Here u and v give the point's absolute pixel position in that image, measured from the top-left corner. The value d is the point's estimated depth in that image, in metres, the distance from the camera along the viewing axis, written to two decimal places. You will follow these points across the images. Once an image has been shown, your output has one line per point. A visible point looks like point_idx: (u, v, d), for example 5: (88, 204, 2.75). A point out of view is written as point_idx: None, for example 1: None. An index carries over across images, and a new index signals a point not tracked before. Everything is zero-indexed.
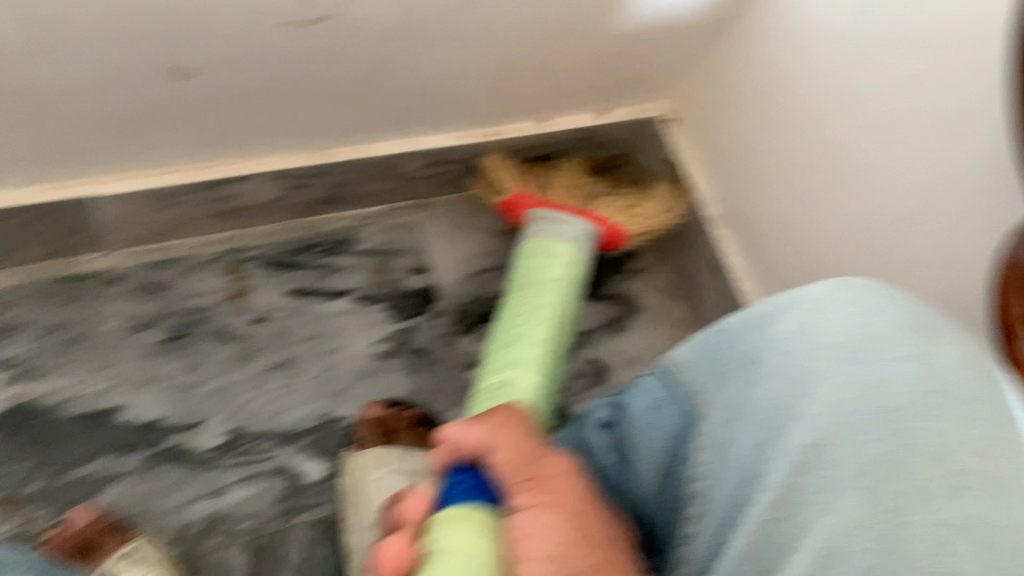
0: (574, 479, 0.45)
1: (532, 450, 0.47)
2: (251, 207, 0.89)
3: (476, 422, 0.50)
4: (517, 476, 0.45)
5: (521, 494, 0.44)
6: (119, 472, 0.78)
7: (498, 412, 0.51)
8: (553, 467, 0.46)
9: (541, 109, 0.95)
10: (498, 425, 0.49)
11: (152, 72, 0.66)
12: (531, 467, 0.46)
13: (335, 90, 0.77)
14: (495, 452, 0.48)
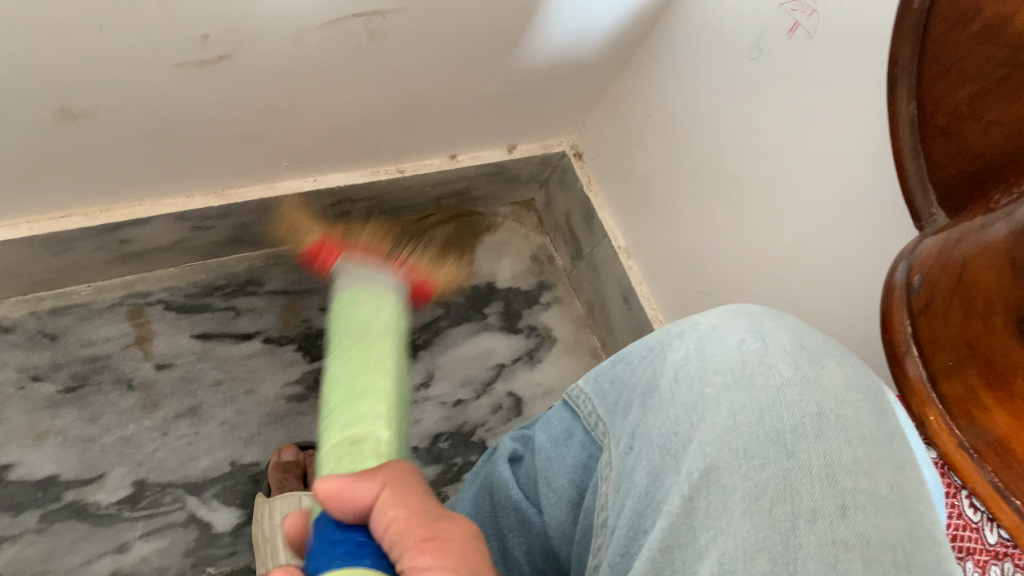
0: (480, 545, 0.35)
1: (432, 513, 0.36)
2: (153, 251, 0.86)
3: (362, 476, 0.36)
4: (417, 536, 0.34)
5: (419, 559, 0.33)
6: (12, 534, 0.74)
7: (387, 466, 0.38)
8: (454, 529, 0.35)
9: (447, 149, 0.96)
10: (391, 482, 0.37)
11: (41, 114, 0.64)
12: (432, 527, 0.35)
13: (241, 134, 0.77)
14: (392, 508, 0.35)
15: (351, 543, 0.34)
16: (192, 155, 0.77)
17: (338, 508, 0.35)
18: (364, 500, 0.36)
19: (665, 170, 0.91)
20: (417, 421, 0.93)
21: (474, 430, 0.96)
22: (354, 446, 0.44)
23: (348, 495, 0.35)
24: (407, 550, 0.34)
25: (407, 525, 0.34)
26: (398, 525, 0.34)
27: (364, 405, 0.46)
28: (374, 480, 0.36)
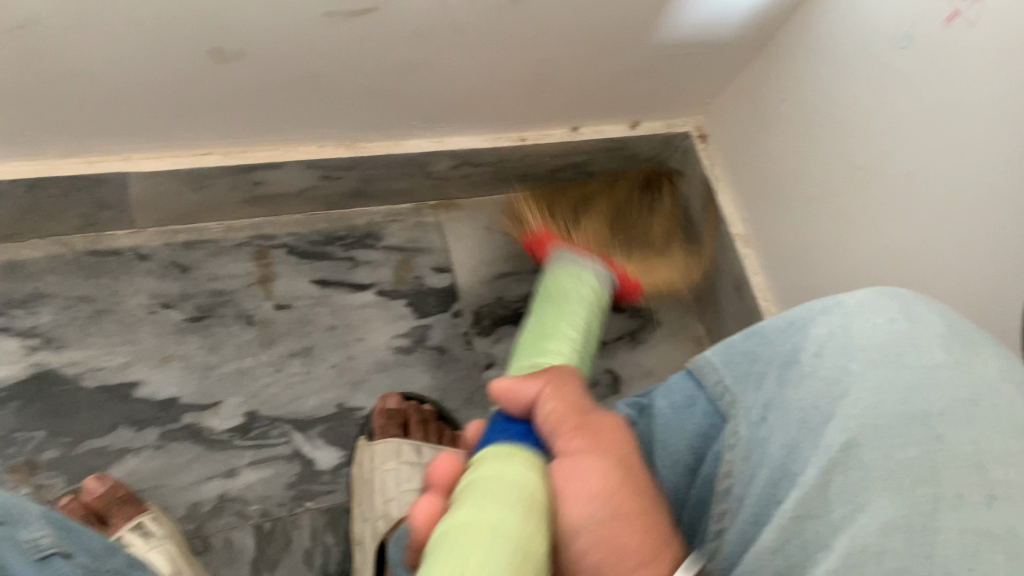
0: (621, 447, 0.43)
1: (583, 408, 0.47)
2: (282, 196, 0.90)
3: (530, 381, 0.51)
4: (570, 423, 0.45)
5: (568, 445, 0.44)
6: (134, 447, 0.79)
7: (554, 374, 0.51)
8: (591, 462, 0.41)
9: (569, 120, 0.96)
10: (554, 385, 0.50)
11: (199, 55, 0.67)
12: (585, 423, 0.45)
13: (375, 90, 0.79)
14: (550, 404, 0.48)
15: (495, 481, 0.39)
16: (327, 105, 0.79)
17: (482, 454, 0.41)
18: (528, 400, 0.50)
19: (792, 158, 0.89)
20: None
21: None
22: None
23: (514, 398, 0.50)
24: (565, 443, 0.44)
25: (555, 421, 0.46)
26: (551, 419, 0.47)
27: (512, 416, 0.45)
28: (537, 383, 0.50)
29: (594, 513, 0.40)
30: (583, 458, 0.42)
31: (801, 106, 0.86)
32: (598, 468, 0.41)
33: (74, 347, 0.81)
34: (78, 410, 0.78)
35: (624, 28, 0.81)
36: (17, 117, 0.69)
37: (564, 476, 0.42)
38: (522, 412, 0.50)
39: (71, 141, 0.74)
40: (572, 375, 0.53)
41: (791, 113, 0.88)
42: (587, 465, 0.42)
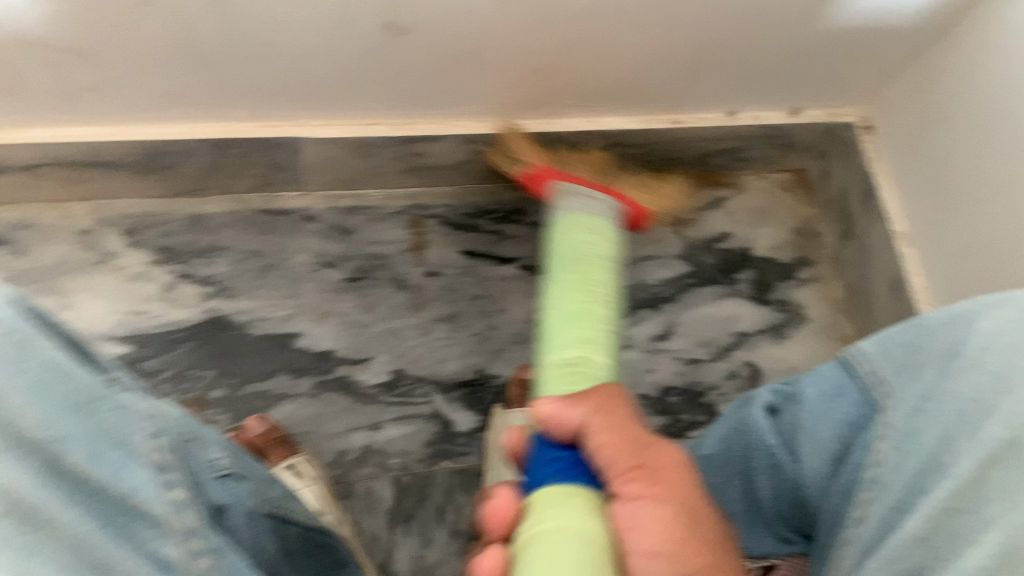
0: (683, 472, 0.45)
1: (639, 441, 0.46)
2: (438, 167, 0.93)
3: (575, 404, 0.48)
4: (627, 462, 0.45)
5: (627, 484, 0.44)
6: (290, 393, 0.85)
7: (601, 395, 0.49)
8: (661, 457, 0.46)
9: (728, 106, 0.93)
10: (601, 410, 0.48)
11: (373, 29, 0.71)
12: (642, 454, 0.46)
13: (533, 68, 0.80)
14: (602, 434, 0.46)
15: (565, 463, 0.47)
16: (485, 80, 0.81)
17: (555, 432, 0.48)
18: (575, 425, 0.48)
19: (969, 154, 0.83)
20: (652, 370, 0.93)
21: (707, 392, 0.93)
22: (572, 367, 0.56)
23: (561, 421, 0.48)
24: (621, 480, 0.45)
25: (611, 453, 0.45)
26: (606, 452, 0.46)
27: (588, 332, 0.58)
28: (583, 409, 0.48)
29: (658, 567, 0.41)
30: (643, 504, 0.43)
31: (985, 100, 0.80)
32: (658, 511, 0.43)
33: (245, 297, 0.87)
34: (245, 354, 0.85)
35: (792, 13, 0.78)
36: (208, 81, 0.75)
37: (628, 522, 0.42)
38: (570, 438, 0.48)
39: (251, 105, 0.80)
40: (617, 398, 0.50)
41: (974, 106, 0.81)
42: (651, 505, 0.43)
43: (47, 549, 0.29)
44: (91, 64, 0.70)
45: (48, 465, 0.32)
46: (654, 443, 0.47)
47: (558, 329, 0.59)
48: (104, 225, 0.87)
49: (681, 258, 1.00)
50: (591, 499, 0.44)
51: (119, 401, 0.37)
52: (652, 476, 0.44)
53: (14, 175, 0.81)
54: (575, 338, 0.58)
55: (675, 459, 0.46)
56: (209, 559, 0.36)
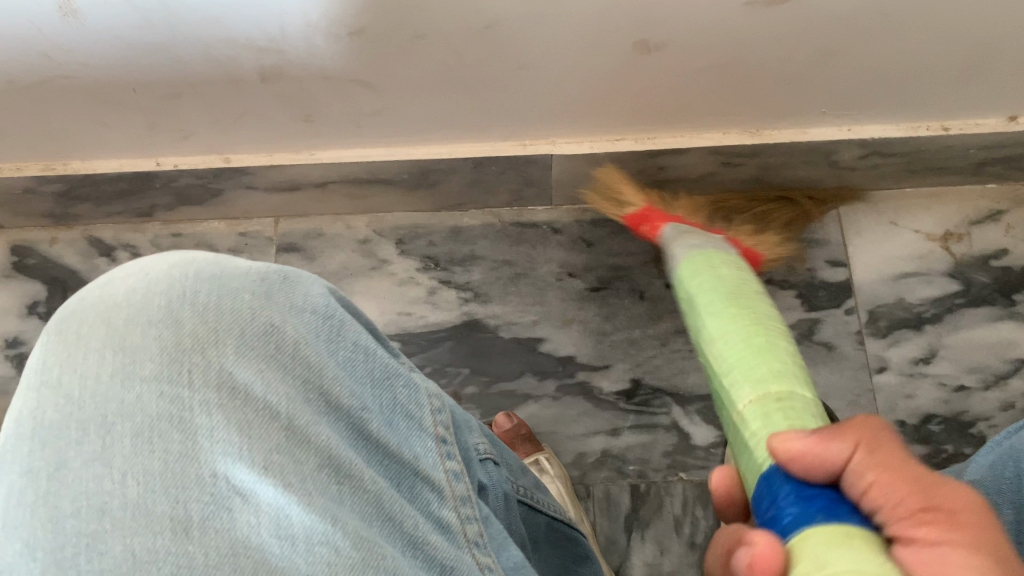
0: (981, 519, 0.34)
1: (912, 477, 0.36)
2: (683, 180, 0.94)
3: (828, 440, 0.38)
4: (912, 503, 0.35)
5: (915, 531, 0.34)
6: (536, 395, 0.90)
7: (860, 428, 0.39)
8: (954, 497, 0.35)
9: (1008, 109, 0.84)
10: (865, 445, 0.38)
11: (625, 46, 0.73)
12: (926, 492, 0.35)
13: (785, 77, 0.78)
14: (871, 471, 0.37)
15: (827, 501, 0.37)
16: (734, 91, 0.80)
17: (806, 467, 0.39)
18: (835, 462, 0.38)
19: None
20: (909, 395, 0.87)
21: (975, 422, 0.86)
22: (779, 401, 0.47)
23: (813, 458, 0.38)
24: (906, 522, 0.35)
25: (888, 492, 0.36)
26: (882, 492, 0.36)
27: (776, 365, 0.51)
28: (845, 443, 0.38)
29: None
30: (948, 553, 0.33)
31: None
32: (975, 567, 0.32)
33: (496, 303, 0.94)
34: (496, 356, 0.92)
35: None
36: (469, 103, 0.81)
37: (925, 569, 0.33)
38: (820, 478, 0.39)
39: (506, 125, 0.85)
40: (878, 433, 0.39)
41: None
42: (948, 552, 0.33)
43: (344, 501, 0.34)
44: (372, 91, 0.79)
45: (353, 432, 0.37)
46: (929, 480, 0.36)
47: (744, 365, 0.52)
48: (379, 235, 0.98)
49: (948, 275, 0.92)
50: (873, 543, 0.34)
51: (414, 380, 0.42)
52: (952, 531, 0.34)
53: (308, 191, 0.94)
54: (764, 372, 0.50)
55: (971, 505, 0.34)
56: (477, 526, 0.39)
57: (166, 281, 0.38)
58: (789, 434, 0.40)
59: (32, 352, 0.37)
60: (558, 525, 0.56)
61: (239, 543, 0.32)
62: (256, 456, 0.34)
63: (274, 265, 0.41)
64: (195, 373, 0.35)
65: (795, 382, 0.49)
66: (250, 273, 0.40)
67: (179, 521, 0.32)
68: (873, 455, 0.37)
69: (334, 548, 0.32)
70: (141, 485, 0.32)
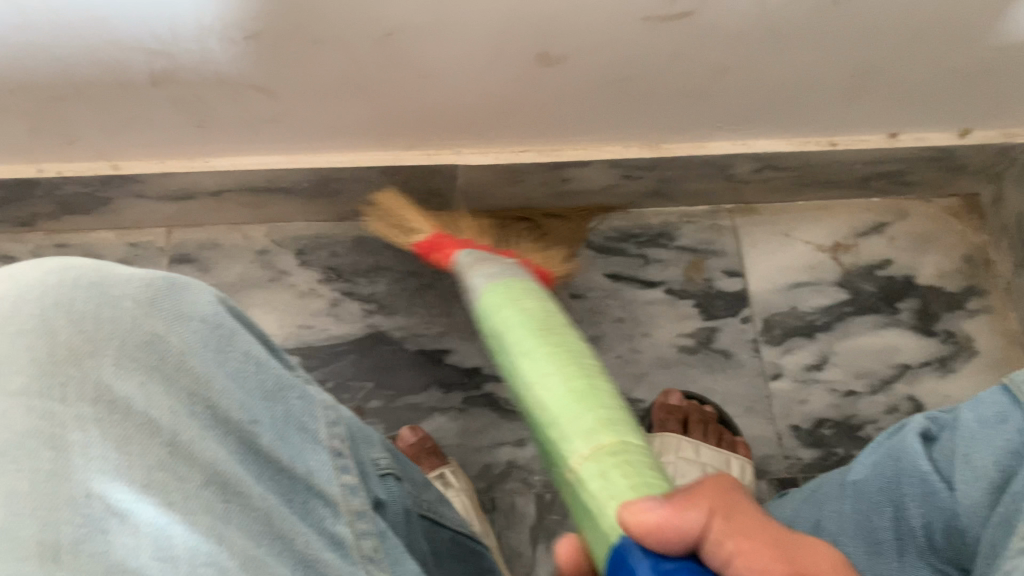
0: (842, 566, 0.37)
1: (771, 545, 0.37)
2: (586, 192, 0.95)
3: (678, 514, 0.37)
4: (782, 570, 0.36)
5: None
6: (441, 407, 0.89)
7: (710, 491, 0.39)
8: (814, 554, 0.37)
9: (887, 127, 0.89)
10: (717, 510, 0.38)
11: (528, 57, 0.73)
12: (793, 557, 0.37)
13: (682, 92, 0.80)
14: (731, 541, 0.37)
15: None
16: (634, 104, 0.82)
17: (658, 541, 0.37)
18: (689, 534, 0.37)
19: None
20: (803, 401, 0.90)
21: (863, 425, 0.89)
22: (617, 460, 0.42)
23: (670, 533, 0.37)
24: None
25: (753, 563, 0.36)
26: (747, 563, 0.36)
27: (602, 412, 0.45)
28: (700, 514, 0.37)
29: None
30: None
31: None
32: None
33: (400, 314, 0.93)
34: (400, 368, 0.90)
35: (961, 30, 0.74)
36: (372, 111, 0.80)
37: None
38: (677, 552, 0.37)
39: (410, 134, 0.85)
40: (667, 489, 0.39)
41: None
42: None
43: (230, 520, 0.32)
44: (272, 97, 0.77)
45: (242, 446, 0.36)
46: (792, 538, 0.38)
47: (566, 412, 0.46)
48: (279, 246, 0.95)
49: (837, 284, 0.96)
50: None
51: (308, 392, 0.41)
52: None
53: (203, 200, 0.90)
54: (590, 421, 0.45)
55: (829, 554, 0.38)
56: (373, 542, 0.38)
57: (40, 291, 0.36)
58: (640, 507, 0.38)
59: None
60: (463, 540, 0.55)
61: (115, 567, 0.28)
62: (135, 474, 0.31)
63: (161, 275, 0.40)
64: (68, 387, 0.33)
65: (626, 432, 0.44)
66: (134, 283, 0.38)
67: (47, 545, 0.28)
68: (726, 525, 0.37)
69: (220, 570, 0.30)
70: (3, 506, 0.29)
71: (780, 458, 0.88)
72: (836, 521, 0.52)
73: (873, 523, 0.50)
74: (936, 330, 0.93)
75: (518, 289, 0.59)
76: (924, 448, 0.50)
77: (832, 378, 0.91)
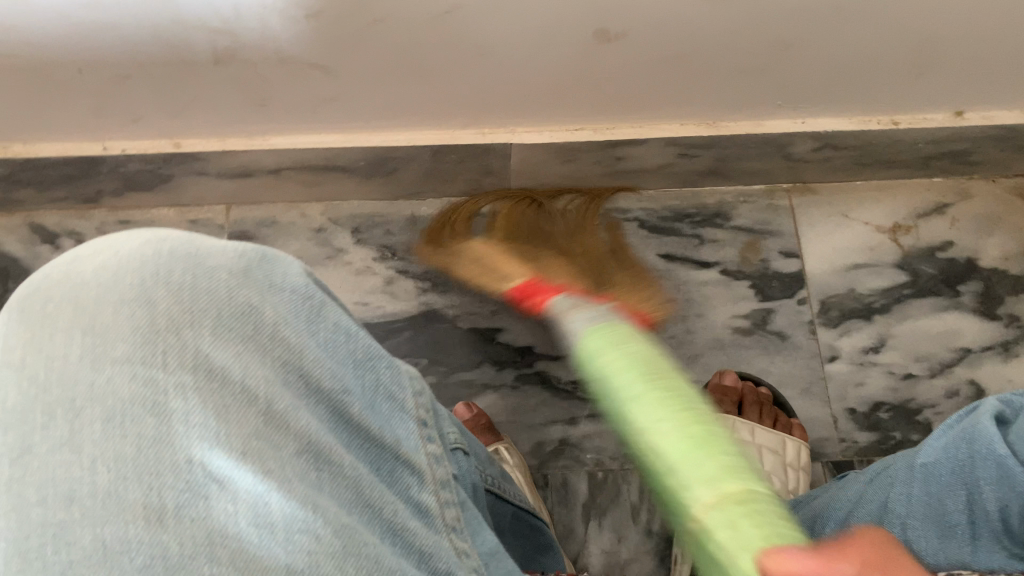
0: None
1: None
2: (641, 171, 0.94)
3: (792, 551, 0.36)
4: None
5: None
6: (494, 384, 0.89)
7: (868, 550, 0.36)
8: None
9: (953, 105, 0.87)
10: (871, 565, 0.35)
11: (586, 34, 0.73)
12: None
13: (741, 69, 0.79)
14: None
15: None
16: (692, 82, 0.81)
17: None
18: None
19: None
20: (860, 383, 0.89)
21: (922, 409, 0.88)
22: (744, 509, 0.41)
23: None
24: None
25: None
26: None
27: (725, 461, 0.44)
28: (844, 566, 0.35)
29: None
30: None
31: None
32: None
33: (454, 292, 0.93)
34: (453, 346, 0.91)
35: None
36: (429, 89, 0.80)
37: None
38: None
39: (466, 113, 0.85)
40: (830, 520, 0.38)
41: None
42: None
43: (322, 489, 0.33)
44: (330, 76, 0.77)
45: (332, 416, 0.37)
46: None
47: (685, 456, 0.45)
48: (334, 223, 0.96)
49: (897, 266, 0.94)
50: None
51: (394, 361, 0.41)
52: None
53: (261, 178, 0.92)
54: (716, 469, 0.44)
55: None
56: (455, 512, 0.39)
57: (140, 261, 0.36)
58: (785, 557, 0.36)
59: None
60: (524, 515, 0.56)
61: (216, 532, 0.30)
62: (233, 441, 0.32)
63: (254, 247, 0.40)
64: (170, 355, 0.34)
65: (752, 478, 0.43)
66: (228, 254, 0.38)
67: (153, 509, 0.30)
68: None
69: (315, 537, 0.31)
70: (110, 473, 0.31)
71: (835, 440, 0.87)
72: (906, 504, 0.50)
73: (945, 506, 0.49)
74: (1000, 315, 0.91)
75: (619, 335, 0.60)
76: (999, 430, 0.48)
77: (889, 361, 0.90)
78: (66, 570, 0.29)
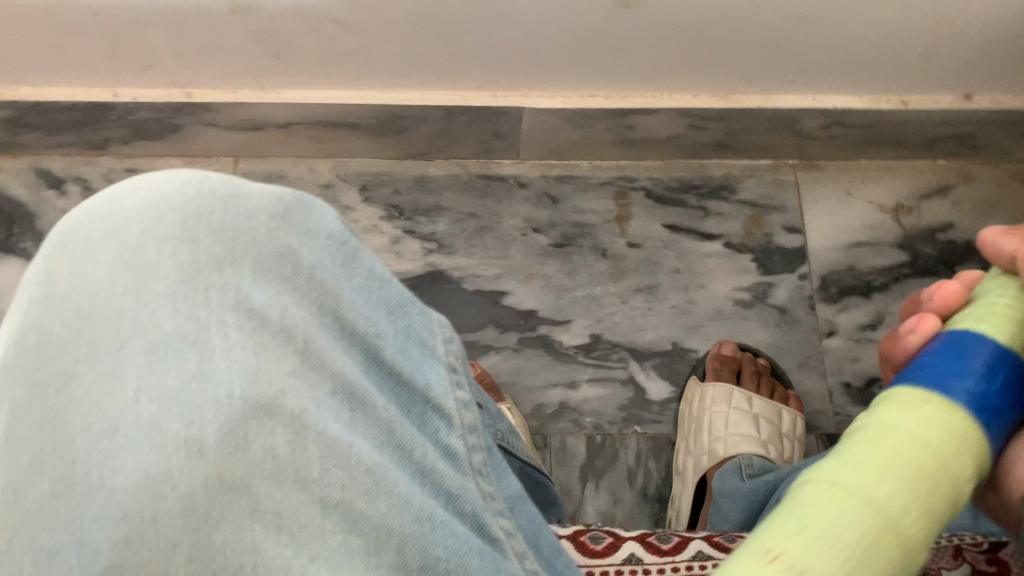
0: None
1: None
2: (650, 140, 0.94)
3: None
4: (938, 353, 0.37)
5: None
6: (497, 346, 0.91)
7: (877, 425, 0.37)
8: None
9: (961, 89, 0.87)
10: None
11: (606, 2, 0.73)
12: None
13: (755, 41, 0.79)
14: None
15: None
16: (709, 52, 0.81)
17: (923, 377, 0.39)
18: None
19: None
20: (856, 359, 0.90)
21: None
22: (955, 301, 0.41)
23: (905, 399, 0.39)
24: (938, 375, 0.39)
25: None
26: None
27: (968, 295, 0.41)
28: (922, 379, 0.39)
29: None
30: None
31: None
32: None
33: (461, 255, 0.94)
34: (458, 307, 0.92)
35: None
36: (445, 50, 0.80)
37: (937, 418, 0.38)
38: None
39: (476, 74, 0.85)
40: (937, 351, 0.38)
41: None
42: None
43: (355, 427, 0.35)
44: (347, 31, 0.77)
45: (365, 358, 0.38)
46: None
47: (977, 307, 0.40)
48: (342, 180, 0.97)
49: (897, 246, 0.95)
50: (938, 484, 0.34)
51: (426, 310, 0.42)
52: None
53: (271, 131, 0.92)
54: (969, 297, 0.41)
55: None
56: (482, 457, 0.40)
57: (182, 201, 0.38)
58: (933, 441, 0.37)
59: (34, 263, 0.38)
60: (530, 470, 0.57)
61: (255, 464, 0.32)
62: (272, 378, 0.34)
63: (289, 191, 0.41)
64: (212, 294, 0.35)
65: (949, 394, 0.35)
66: (265, 200, 0.39)
67: (194, 441, 0.32)
68: None
69: (348, 473, 0.33)
70: (152, 404, 0.33)
71: (829, 414, 0.89)
72: None
73: None
74: None
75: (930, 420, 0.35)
76: None
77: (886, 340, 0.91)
78: (111, 494, 0.31)
